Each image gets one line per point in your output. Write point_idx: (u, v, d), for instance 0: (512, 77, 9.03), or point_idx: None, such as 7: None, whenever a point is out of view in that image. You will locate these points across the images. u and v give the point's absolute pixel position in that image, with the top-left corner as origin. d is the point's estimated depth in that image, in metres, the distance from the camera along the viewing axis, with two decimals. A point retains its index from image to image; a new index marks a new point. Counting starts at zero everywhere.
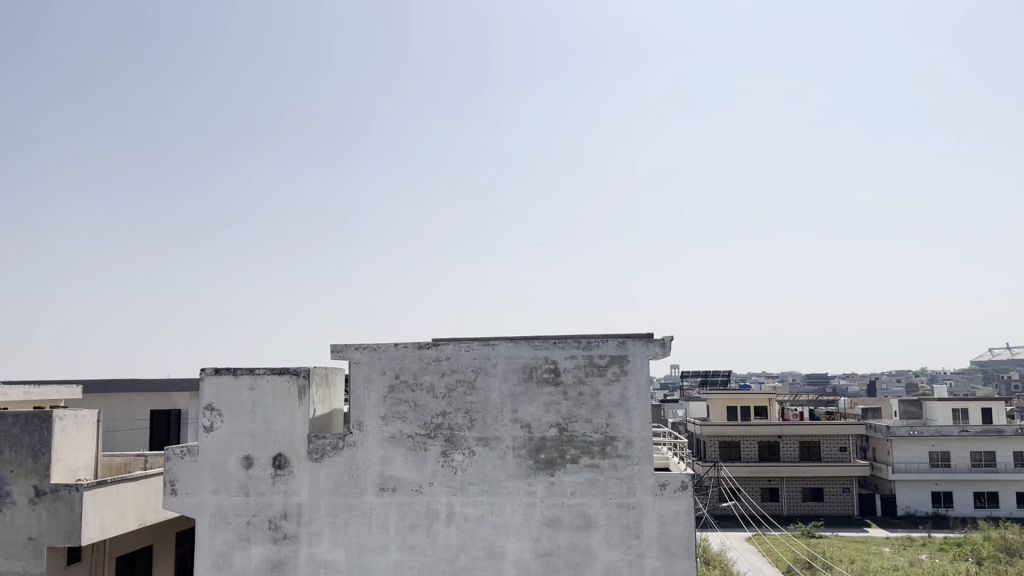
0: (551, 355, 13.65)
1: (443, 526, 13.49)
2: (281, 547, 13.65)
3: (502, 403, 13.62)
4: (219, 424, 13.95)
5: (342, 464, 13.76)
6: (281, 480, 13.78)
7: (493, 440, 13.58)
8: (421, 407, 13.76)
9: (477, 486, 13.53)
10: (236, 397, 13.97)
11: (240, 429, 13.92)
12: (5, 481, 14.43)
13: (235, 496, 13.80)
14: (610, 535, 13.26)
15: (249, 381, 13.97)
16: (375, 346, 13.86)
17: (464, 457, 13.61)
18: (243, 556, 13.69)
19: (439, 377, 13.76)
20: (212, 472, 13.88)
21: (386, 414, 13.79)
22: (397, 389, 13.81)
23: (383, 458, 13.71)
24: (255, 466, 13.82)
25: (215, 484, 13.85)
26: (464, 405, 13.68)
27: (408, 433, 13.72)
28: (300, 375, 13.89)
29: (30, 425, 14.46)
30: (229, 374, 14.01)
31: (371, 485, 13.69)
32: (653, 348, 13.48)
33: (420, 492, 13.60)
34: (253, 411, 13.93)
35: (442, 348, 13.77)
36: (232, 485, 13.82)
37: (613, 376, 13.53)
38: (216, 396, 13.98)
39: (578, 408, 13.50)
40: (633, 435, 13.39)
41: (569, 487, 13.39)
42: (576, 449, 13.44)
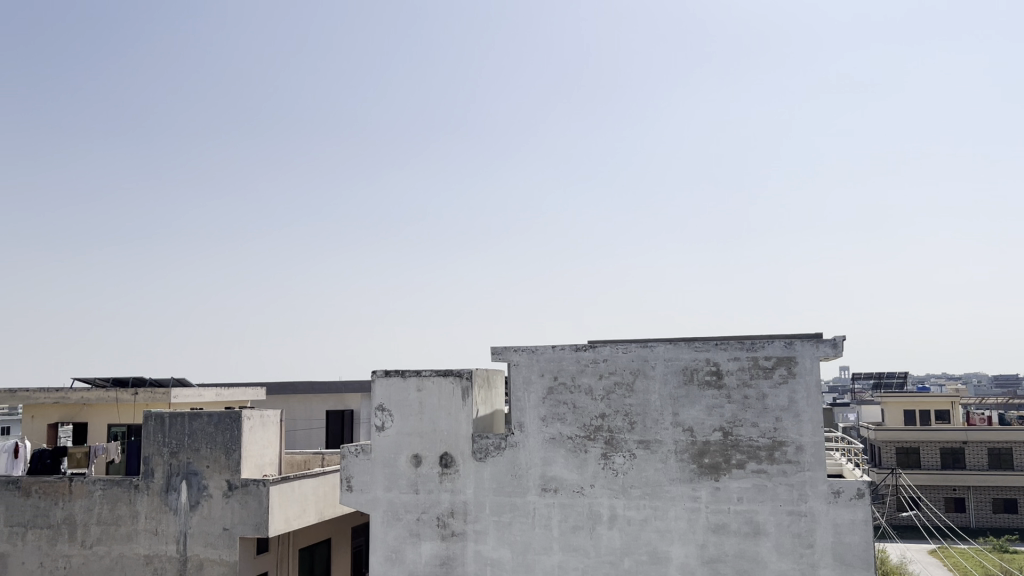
0: (713, 356, 13.33)
1: (606, 528, 13.48)
2: (449, 544, 14.10)
3: (663, 406, 13.44)
4: (389, 424, 14.58)
5: (504, 464, 14.04)
6: (447, 479, 14.22)
7: (655, 443, 13.42)
8: (581, 409, 13.80)
9: (640, 489, 13.42)
10: (403, 398, 14.55)
11: (409, 429, 14.49)
12: (202, 475, 15.71)
13: (406, 493, 14.38)
14: (781, 544, 12.79)
15: (415, 382, 14.52)
16: (534, 348, 14.03)
17: (625, 460, 13.53)
18: (414, 552, 14.24)
19: (598, 379, 13.76)
20: (384, 470, 14.53)
21: (546, 415, 13.94)
22: (557, 391, 13.93)
23: (544, 459, 13.87)
24: (423, 464, 14.35)
25: (386, 481, 14.49)
26: (624, 407, 13.60)
27: (569, 435, 13.80)
28: (464, 377, 14.28)
29: (222, 424, 15.70)
30: (398, 376, 14.62)
31: (534, 486, 13.88)
32: (824, 348, 12.88)
33: (582, 494, 13.66)
34: (419, 412, 14.47)
35: (600, 349, 13.76)
36: (402, 483, 14.41)
37: (780, 378, 13.05)
38: (386, 397, 14.62)
39: (743, 412, 13.12)
40: (803, 440, 12.86)
41: (736, 492, 13.03)
42: (742, 454, 13.06)
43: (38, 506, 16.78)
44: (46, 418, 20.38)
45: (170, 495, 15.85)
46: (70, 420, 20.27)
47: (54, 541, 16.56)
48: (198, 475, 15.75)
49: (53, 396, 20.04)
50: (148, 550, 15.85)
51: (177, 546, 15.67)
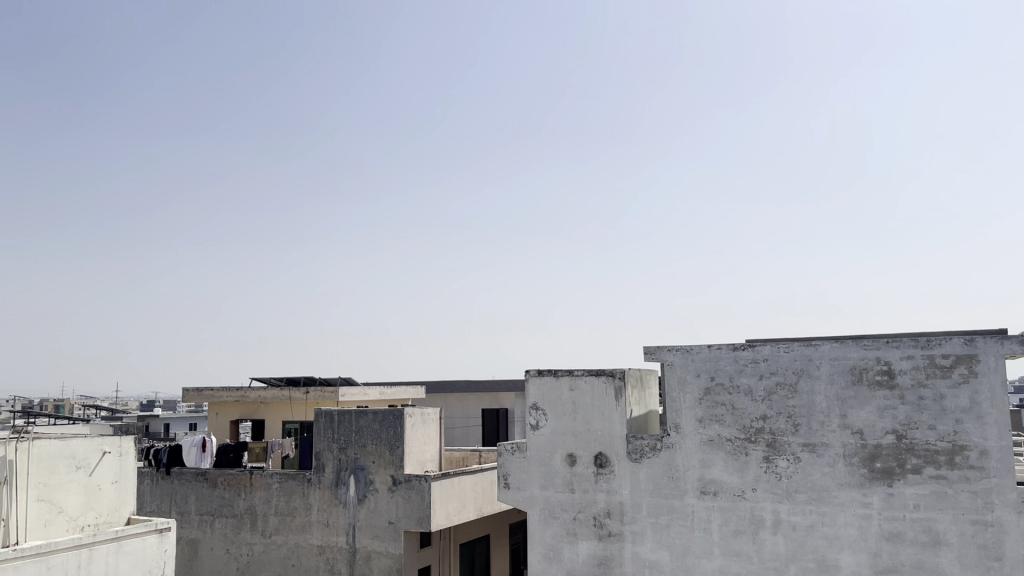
0: (884, 355, 12.61)
1: (770, 534, 13.03)
2: (607, 544, 14.06)
3: (829, 407, 12.85)
4: (543, 423, 14.70)
5: (661, 466, 13.84)
6: (603, 479, 14.18)
7: (820, 447, 12.85)
8: (740, 410, 13.40)
9: (805, 494, 12.88)
10: (557, 398, 14.63)
11: (563, 428, 14.55)
12: (368, 470, 16.43)
13: (562, 492, 14.45)
14: (964, 556, 11.93)
15: (569, 381, 14.55)
16: (689, 348, 13.76)
17: (789, 464, 13.02)
18: (572, 551, 14.29)
19: (758, 380, 13.32)
20: (539, 468, 14.67)
21: (704, 416, 13.63)
22: (714, 391, 13.59)
23: (702, 461, 13.57)
24: (578, 463, 14.37)
25: (543, 480, 14.63)
26: (787, 408, 13.10)
27: (727, 437, 13.44)
28: (617, 377, 14.20)
29: (386, 421, 16.37)
30: (551, 375, 14.70)
31: (692, 488, 13.60)
32: (1010, 346, 11.90)
33: (743, 498, 13.26)
34: (573, 411, 14.50)
35: (759, 349, 13.32)
36: (558, 482, 14.50)
37: (961, 378, 12.16)
38: (540, 396, 14.75)
39: (918, 414, 12.32)
40: (988, 445, 11.92)
41: (911, 499, 12.26)
42: (918, 459, 12.27)
43: (223, 496, 18.10)
44: (228, 415, 22.00)
45: (339, 488, 16.68)
46: (249, 416, 21.75)
47: (238, 530, 17.79)
48: (365, 470, 16.48)
49: (235, 395, 21.62)
50: (321, 541, 16.75)
51: (347, 538, 16.45)
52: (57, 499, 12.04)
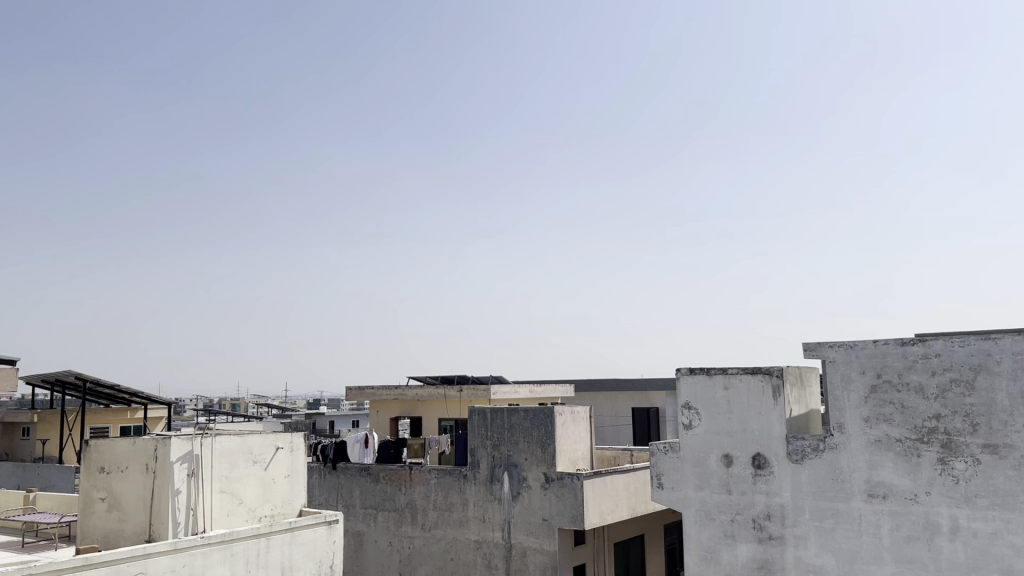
0: None
1: (947, 541, 12.21)
2: (767, 547, 13.60)
3: (1012, 406, 11.88)
4: (697, 423, 14.40)
5: (824, 467, 13.25)
6: (762, 480, 13.73)
7: (1003, 449, 11.89)
8: (910, 409, 12.63)
9: (987, 498, 11.97)
10: (712, 397, 14.27)
11: (718, 428, 14.20)
12: (522, 468, 16.66)
13: (719, 493, 14.11)
14: None
15: (722, 380, 14.17)
16: (853, 344, 13.10)
17: (967, 467, 12.15)
18: (730, 553, 13.94)
19: (930, 377, 12.50)
20: (694, 469, 14.39)
21: (871, 416, 12.93)
22: (882, 390, 12.87)
23: (869, 463, 12.89)
24: (735, 464, 13.99)
25: (698, 480, 14.34)
26: (963, 407, 12.22)
27: (897, 437, 12.70)
28: (774, 375, 13.71)
29: (537, 419, 16.58)
30: (704, 374, 14.36)
31: (859, 491, 12.94)
32: None
33: (915, 502, 12.49)
34: (728, 411, 14.12)
35: (931, 344, 12.50)
36: (714, 483, 14.17)
37: None
38: (693, 395, 14.45)
39: None
40: None
41: None
42: None
43: (385, 491, 18.87)
44: (388, 412, 22.94)
45: (494, 485, 17.01)
46: (407, 414, 22.60)
47: (400, 523, 18.49)
48: (518, 467, 16.73)
49: (393, 393, 22.54)
50: (478, 536, 17.12)
51: (503, 533, 16.75)
52: (238, 491, 12.93)
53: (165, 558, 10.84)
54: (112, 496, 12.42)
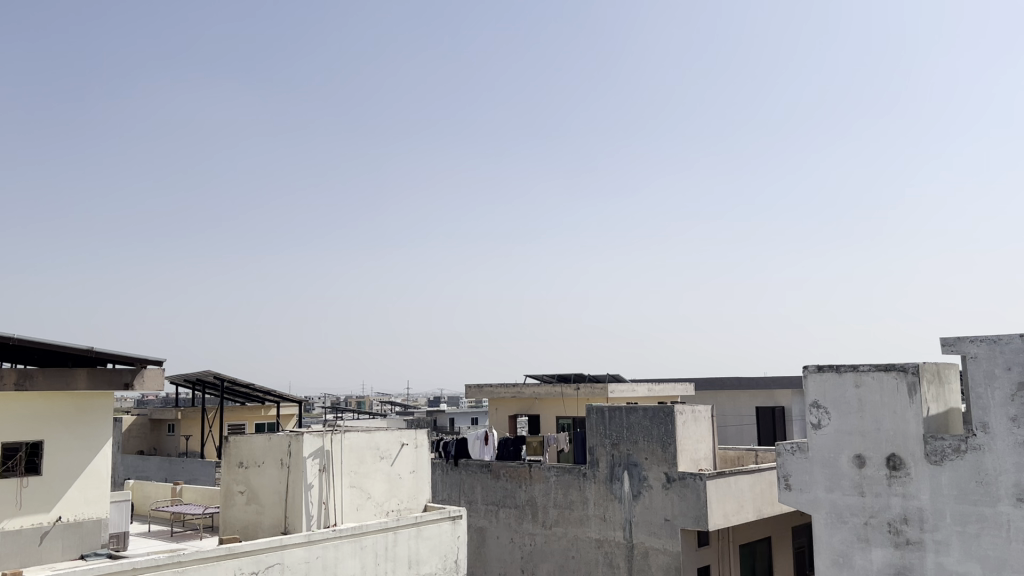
0: None
1: None
2: (905, 552, 12.97)
3: None
4: (826, 422, 13.88)
5: (967, 469, 12.51)
6: (898, 482, 13.10)
7: None
8: None
9: None
10: (842, 395, 13.70)
11: (849, 427, 13.62)
12: (642, 467, 16.50)
13: (851, 495, 13.56)
14: None
15: (853, 378, 13.59)
16: (997, 338, 12.25)
17: None
18: (864, 558, 13.37)
19: None
20: (824, 470, 13.88)
21: (1018, 416, 12.11)
22: None
23: (1018, 465, 12.07)
24: (868, 465, 13.40)
25: (828, 482, 13.82)
26: None
27: None
28: (909, 372, 13.01)
29: (657, 418, 16.37)
30: (832, 372, 13.81)
31: (1006, 495, 12.15)
32: None
33: None
34: (860, 410, 13.52)
35: None
36: (846, 484, 13.62)
37: None
38: (821, 394, 13.92)
39: None
40: None
41: None
42: None
43: (506, 488, 19.09)
44: (506, 410, 23.20)
45: (614, 484, 16.92)
46: (526, 412, 22.78)
47: (521, 520, 18.66)
48: (638, 466, 16.57)
49: (511, 391, 22.77)
50: (599, 534, 17.07)
51: (624, 533, 16.63)
52: (366, 486, 13.36)
53: (300, 549, 11.31)
54: (251, 490, 13.06)
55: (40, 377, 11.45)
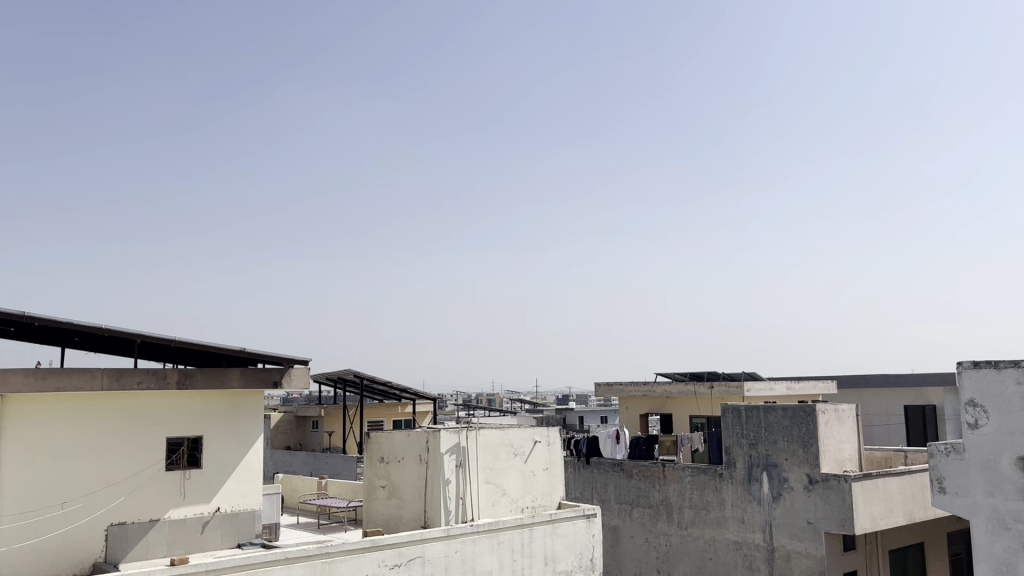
0: None
1: None
2: None
3: None
4: (985, 422, 13.00)
5: None
6: None
7: None
8: None
9: None
10: (1002, 394, 12.79)
11: (1010, 428, 12.69)
12: (782, 468, 15.98)
13: (1013, 500, 12.64)
14: None
15: (1014, 374, 12.61)
16: None
17: None
18: None
19: None
20: (982, 473, 13.04)
21: None
22: None
23: None
24: None
25: (988, 486, 12.96)
26: None
27: None
28: None
29: (797, 417, 15.79)
30: (990, 368, 12.89)
31: None
32: None
33: None
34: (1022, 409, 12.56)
35: None
36: (1007, 488, 12.71)
37: None
38: (978, 392, 13.05)
39: None
40: None
41: None
42: None
43: (639, 487, 18.94)
44: (638, 408, 23.01)
45: (753, 485, 16.47)
46: (658, 411, 22.51)
47: (655, 520, 18.45)
48: (778, 467, 16.06)
49: (643, 390, 22.56)
50: (737, 536, 16.65)
51: (764, 535, 16.14)
52: (502, 482, 13.54)
53: (439, 543, 11.58)
54: (391, 484, 13.50)
55: (199, 377, 12.23)
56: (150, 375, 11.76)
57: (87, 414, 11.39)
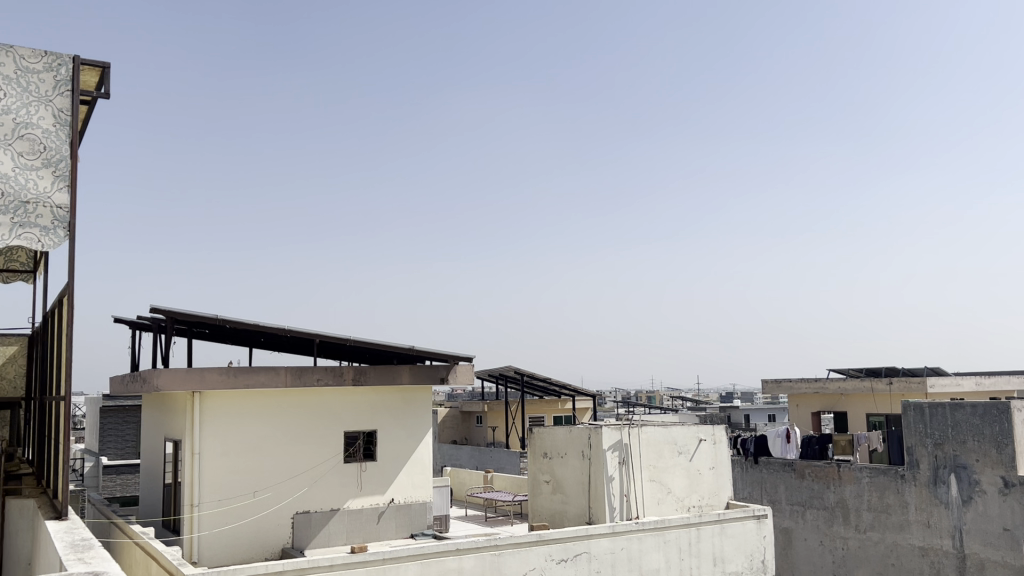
0: None
1: None
2: None
3: None
4: None
5: None
6: None
7: None
8: None
9: None
10: None
11: None
12: (972, 470, 14.83)
13: None
14: None
15: None
16: None
17: None
18: None
19: None
20: None
21: None
22: None
23: None
24: None
25: None
26: None
27: None
28: None
29: (988, 415, 14.62)
30: None
31: None
32: None
33: None
34: None
35: None
36: None
37: None
38: None
39: None
40: None
41: None
42: None
43: (813, 488, 18.15)
44: (810, 406, 22.11)
45: (939, 488, 15.40)
46: (831, 409, 21.50)
47: (831, 522, 17.62)
48: (967, 469, 14.92)
49: (814, 386, 21.68)
50: (923, 542, 15.60)
51: (954, 541, 15.04)
52: (666, 480, 13.37)
53: (605, 540, 11.57)
54: (555, 480, 13.63)
55: (372, 373, 12.84)
56: (328, 372, 12.46)
57: (273, 409, 12.24)
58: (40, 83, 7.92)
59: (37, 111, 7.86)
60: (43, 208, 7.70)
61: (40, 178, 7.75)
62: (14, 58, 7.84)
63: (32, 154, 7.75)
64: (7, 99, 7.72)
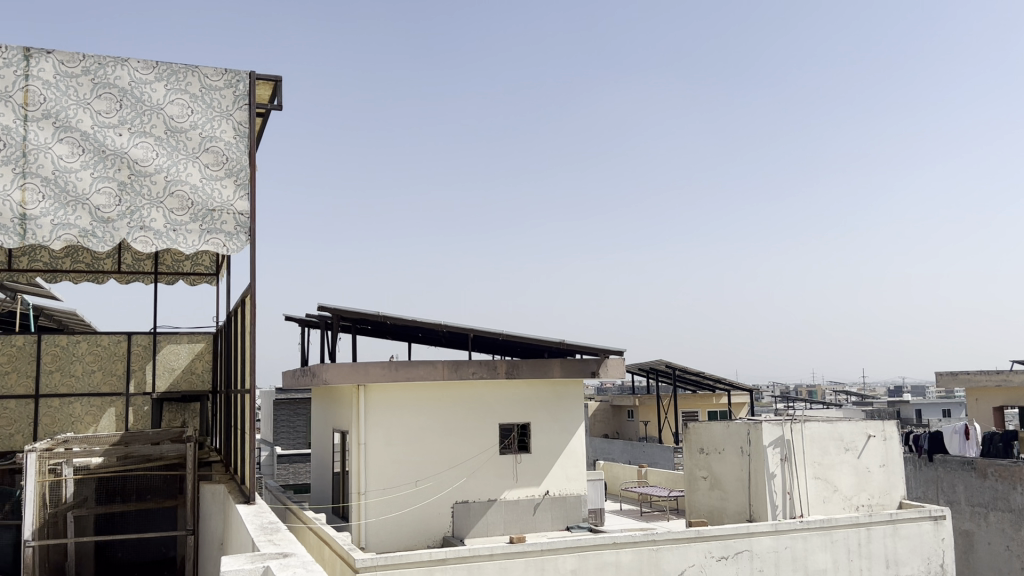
0: None
1: None
2: None
3: None
4: None
5: None
6: None
7: None
8: None
9: None
10: None
11: None
12: None
13: None
14: None
15: None
16: None
17: None
18: None
19: None
20: None
21: None
22: None
23: None
24: None
25: None
26: None
27: None
28: None
29: None
30: None
31: None
32: None
33: None
34: None
35: None
36: None
37: None
38: None
39: None
40: None
41: None
42: None
43: (997, 488, 16.84)
44: (991, 401, 20.56)
45: None
46: (1016, 403, 19.89)
47: (1018, 527, 16.27)
48: None
49: (996, 379, 20.17)
50: None
51: None
52: (832, 478, 12.78)
53: (768, 538, 11.22)
54: (713, 475, 13.34)
55: (525, 367, 12.99)
56: (482, 365, 12.74)
57: (433, 402, 12.65)
58: (222, 98, 8.52)
59: (220, 125, 8.46)
60: (227, 215, 8.29)
61: (224, 187, 8.34)
62: (199, 77, 8.47)
63: (217, 164, 8.36)
64: (195, 115, 8.37)
